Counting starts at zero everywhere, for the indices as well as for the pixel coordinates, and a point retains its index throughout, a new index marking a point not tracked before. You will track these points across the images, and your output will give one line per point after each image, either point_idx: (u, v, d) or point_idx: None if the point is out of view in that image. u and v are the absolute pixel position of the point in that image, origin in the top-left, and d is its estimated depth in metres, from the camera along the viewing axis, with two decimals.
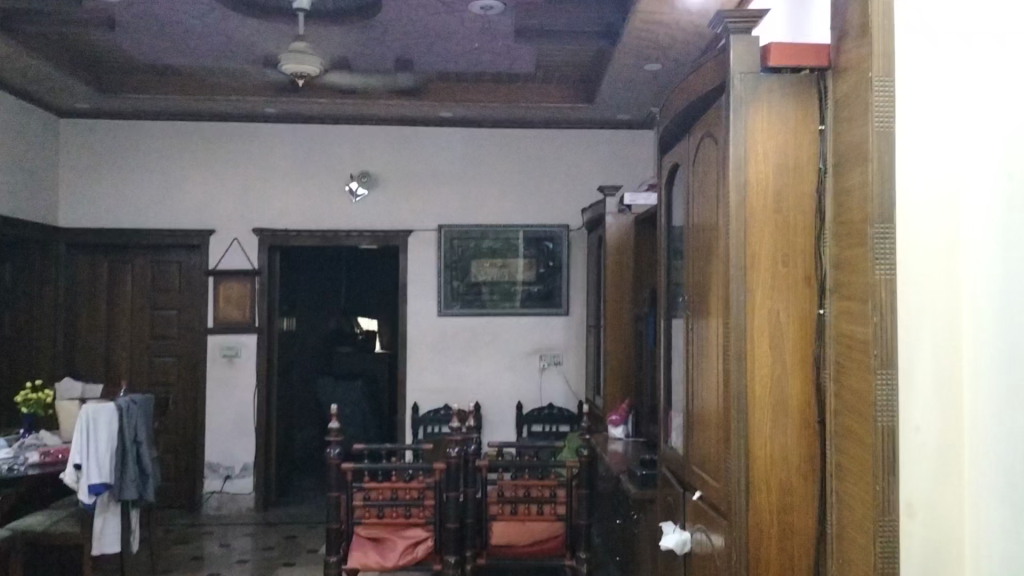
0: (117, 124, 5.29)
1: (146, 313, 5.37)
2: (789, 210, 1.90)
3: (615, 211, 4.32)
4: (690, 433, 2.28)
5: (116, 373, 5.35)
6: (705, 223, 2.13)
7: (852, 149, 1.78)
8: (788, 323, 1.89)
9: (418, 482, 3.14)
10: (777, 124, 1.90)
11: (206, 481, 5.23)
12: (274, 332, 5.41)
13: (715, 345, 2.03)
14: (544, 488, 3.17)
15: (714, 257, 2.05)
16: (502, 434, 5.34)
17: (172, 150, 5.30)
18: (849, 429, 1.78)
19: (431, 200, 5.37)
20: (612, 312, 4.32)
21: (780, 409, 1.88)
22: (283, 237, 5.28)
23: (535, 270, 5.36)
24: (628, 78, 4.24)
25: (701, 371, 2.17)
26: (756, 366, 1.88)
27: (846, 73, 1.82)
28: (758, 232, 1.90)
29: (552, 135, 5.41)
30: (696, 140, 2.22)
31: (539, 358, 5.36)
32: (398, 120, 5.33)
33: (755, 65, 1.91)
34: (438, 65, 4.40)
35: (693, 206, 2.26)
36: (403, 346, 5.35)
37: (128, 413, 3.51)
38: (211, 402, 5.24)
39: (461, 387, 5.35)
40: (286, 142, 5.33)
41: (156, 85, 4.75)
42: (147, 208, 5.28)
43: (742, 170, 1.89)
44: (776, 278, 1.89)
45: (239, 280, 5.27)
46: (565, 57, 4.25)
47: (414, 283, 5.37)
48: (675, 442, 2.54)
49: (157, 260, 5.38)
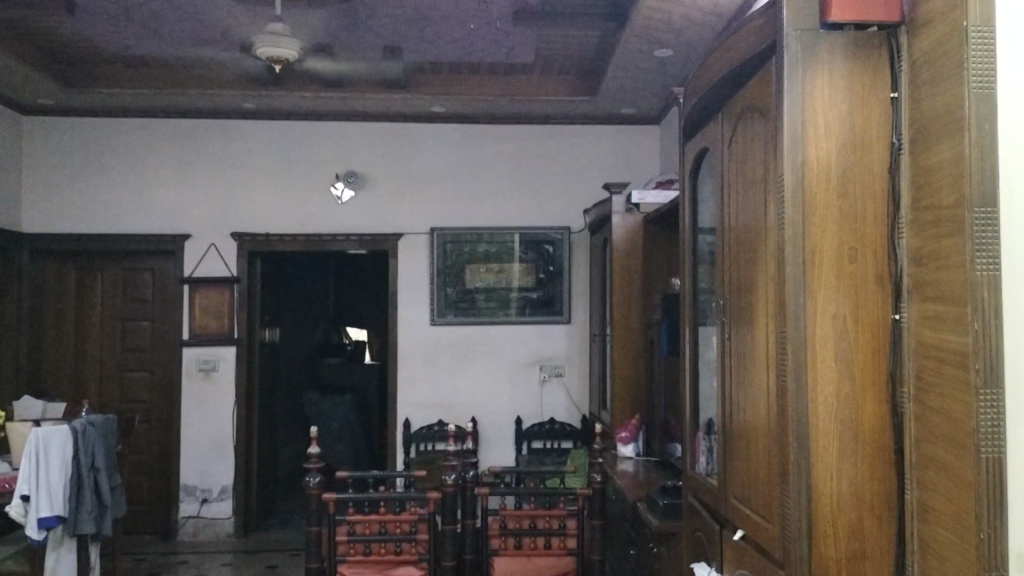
0: (85, 122, 4.94)
1: (117, 325, 5.01)
2: (857, 196, 1.58)
3: (622, 210, 3.97)
4: (727, 460, 1.95)
5: (85, 390, 4.99)
6: (747, 213, 1.81)
7: (938, 118, 1.46)
8: (856, 331, 1.56)
9: (410, 513, 2.81)
10: (841, 92, 1.58)
11: (181, 506, 4.86)
12: (255, 344, 5.06)
13: (763, 354, 1.71)
14: (552, 518, 2.83)
15: (760, 252, 1.72)
16: (500, 452, 5.01)
17: (144, 149, 4.95)
18: (937, 463, 1.46)
19: (423, 202, 5.04)
20: (621, 318, 3.98)
21: (849, 435, 1.56)
22: (264, 242, 4.93)
23: (534, 275, 5.03)
24: (636, 65, 3.92)
25: (742, 387, 1.85)
26: (820, 383, 1.56)
27: (929, 27, 1.49)
28: (819, 221, 1.57)
29: (552, 131, 5.09)
30: (735, 115, 1.89)
31: (539, 370, 5.03)
32: (387, 116, 5.00)
33: (813, 22, 1.58)
34: (429, 53, 4.08)
35: (730, 194, 1.94)
36: (393, 357, 5.00)
37: (84, 436, 3.15)
38: (186, 420, 4.88)
39: (456, 401, 5.01)
40: (268, 140, 4.99)
41: (125, 77, 4.40)
42: (117, 211, 4.92)
43: (800, 147, 1.57)
44: (842, 276, 1.56)
45: (216, 288, 4.92)
46: (566, 43, 3.94)
47: (404, 290, 5.02)
48: (707, 468, 2.20)
49: (129, 268, 5.03)
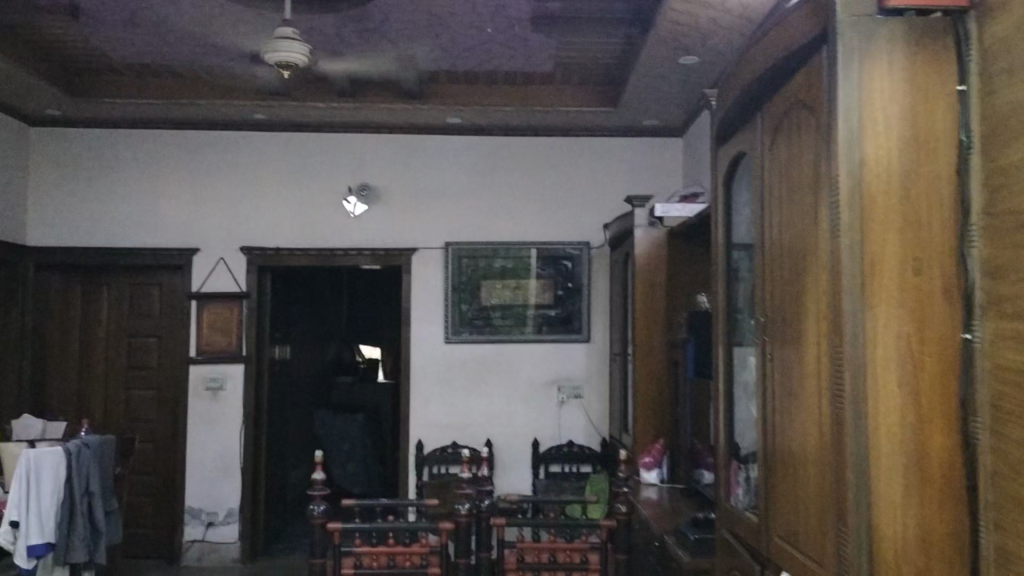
0: (93, 134, 4.84)
1: (123, 341, 4.89)
2: (921, 199, 1.40)
3: (645, 224, 3.80)
4: (770, 493, 1.78)
5: (89, 409, 4.86)
6: (792, 222, 1.64)
7: (1017, 110, 1.28)
8: (921, 351, 1.39)
9: (421, 545, 2.62)
10: (902, 86, 1.41)
11: (186, 529, 4.70)
12: (263, 362, 4.91)
13: (813, 376, 1.54)
14: (573, 552, 2.64)
15: (809, 264, 1.55)
16: (516, 477, 4.82)
17: (153, 161, 4.84)
18: (1018, 502, 1.27)
19: (438, 216, 4.89)
20: (643, 337, 3.80)
21: (913, 468, 1.38)
22: (274, 257, 4.80)
23: (552, 292, 4.86)
24: (659, 73, 3.77)
25: (786, 414, 1.68)
26: (881, 411, 1.38)
27: (1004, 9, 1.32)
28: (879, 228, 1.40)
29: (571, 143, 4.93)
30: (779, 113, 1.72)
31: (557, 391, 4.85)
32: (402, 127, 4.87)
33: (870, 7, 1.41)
34: (445, 62, 3.94)
35: (772, 202, 1.78)
36: (406, 377, 4.84)
37: (78, 459, 3.05)
38: (192, 440, 4.73)
39: (470, 423, 4.84)
40: (279, 152, 4.87)
41: (132, 87, 4.30)
42: (124, 224, 4.80)
43: (856, 146, 1.41)
44: (905, 290, 1.39)
45: (225, 304, 4.78)
46: (586, 51, 3.79)
47: (418, 306, 4.87)
48: (743, 501, 2.03)
49: (136, 283, 4.91)
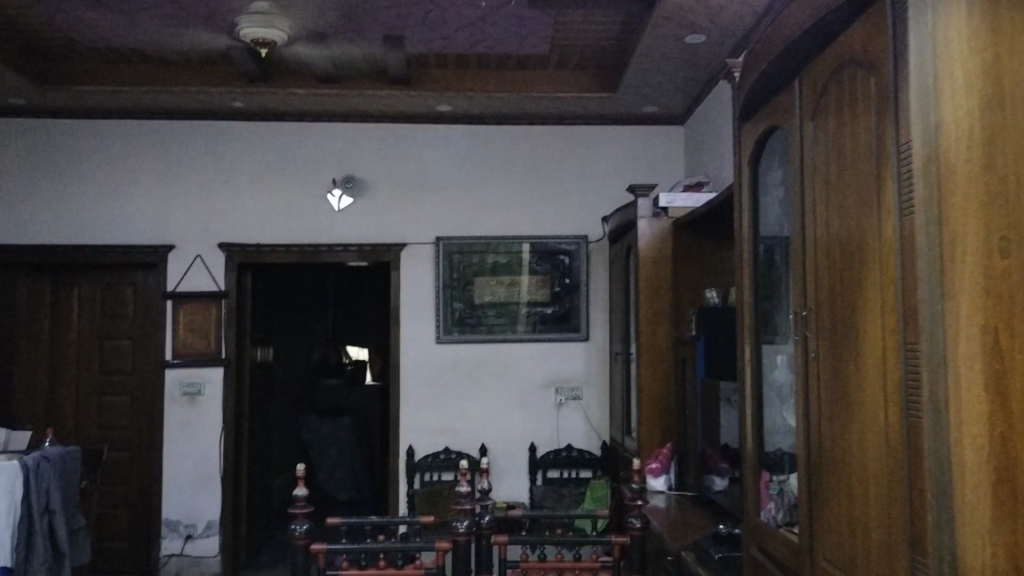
0: (61, 125, 4.57)
1: (94, 344, 4.64)
2: (1008, 168, 1.18)
3: (648, 214, 3.58)
4: (818, 516, 1.55)
5: (60, 415, 4.60)
6: (848, 204, 1.42)
7: None
8: (1011, 349, 1.16)
9: (413, 566, 2.39)
10: (982, 35, 1.20)
11: (164, 542, 4.45)
12: (243, 366, 4.68)
13: (879, 382, 1.31)
14: (582, 572, 2.41)
15: (871, 247, 1.33)
16: (511, 484, 4.60)
17: (125, 154, 4.58)
18: None
19: (427, 209, 4.66)
20: (648, 335, 3.58)
21: (1004, 487, 1.15)
22: (255, 254, 4.56)
23: (548, 288, 4.64)
24: (662, 54, 3.55)
25: (840, 426, 1.45)
26: (966, 420, 1.15)
27: None
28: (961, 201, 1.17)
29: (567, 132, 4.71)
30: (828, 75, 1.50)
31: (555, 392, 4.63)
32: (389, 115, 4.64)
33: None
34: (435, 44, 3.71)
35: (818, 183, 1.55)
36: (395, 378, 4.61)
37: (37, 474, 2.80)
38: (169, 448, 4.48)
39: (463, 427, 4.61)
40: (260, 143, 4.63)
41: (104, 74, 4.05)
42: (95, 221, 4.55)
43: (931, 107, 1.18)
44: (992, 275, 1.16)
45: (203, 304, 4.53)
46: (585, 30, 3.57)
47: (408, 305, 4.64)
48: (778, 519, 1.82)
49: (109, 283, 4.66)
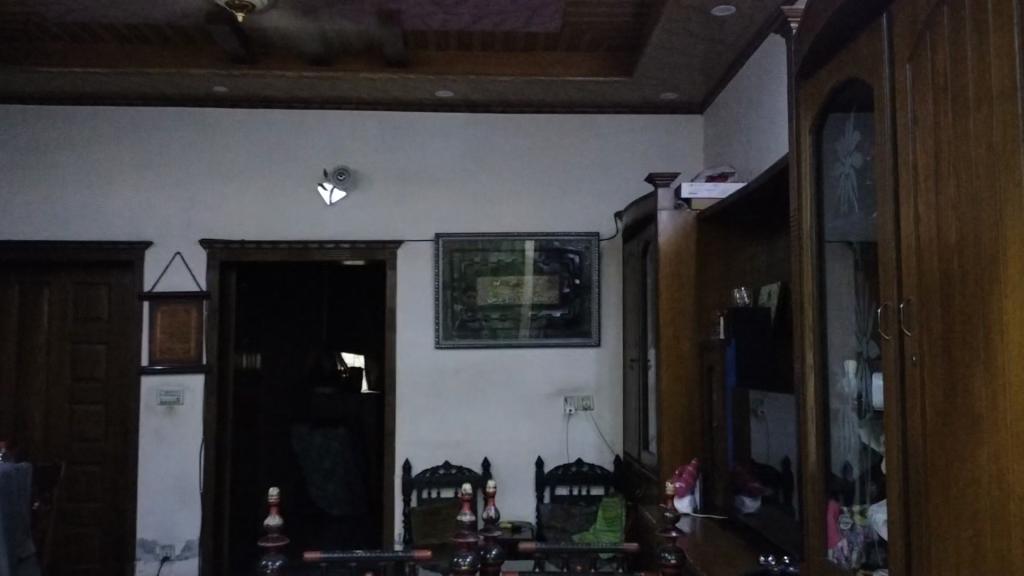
0: (31, 111, 4.26)
1: (66, 348, 4.31)
2: None
3: (670, 207, 3.26)
4: (924, 566, 1.21)
5: (27, 425, 4.27)
6: (972, 162, 1.09)
7: None
8: None
9: None
10: None
11: (138, 565, 4.11)
12: (225, 372, 4.35)
13: None
14: None
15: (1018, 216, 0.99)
16: (516, 501, 4.26)
17: (100, 143, 4.26)
18: None
19: (426, 204, 4.33)
20: (669, 340, 3.24)
21: None
22: (239, 251, 4.24)
23: (557, 290, 4.31)
24: (684, 30, 3.24)
25: (963, 454, 1.11)
26: None
27: None
28: None
29: (576, 122, 4.39)
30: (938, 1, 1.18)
31: (564, 402, 4.29)
32: (385, 103, 4.32)
33: None
34: (433, 20, 3.39)
35: (918, 141, 1.23)
36: (391, 386, 4.28)
37: None
38: (144, 461, 4.15)
39: (464, 439, 4.27)
40: (247, 133, 4.31)
41: (74, 54, 3.72)
42: (67, 216, 4.22)
43: None
44: None
45: (182, 305, 4.20)
46: (600, 4, 3.25)
47: (406, 307, 4.31)
48: (856, 561, 1.48)
49: (82, 283, 4.33)
